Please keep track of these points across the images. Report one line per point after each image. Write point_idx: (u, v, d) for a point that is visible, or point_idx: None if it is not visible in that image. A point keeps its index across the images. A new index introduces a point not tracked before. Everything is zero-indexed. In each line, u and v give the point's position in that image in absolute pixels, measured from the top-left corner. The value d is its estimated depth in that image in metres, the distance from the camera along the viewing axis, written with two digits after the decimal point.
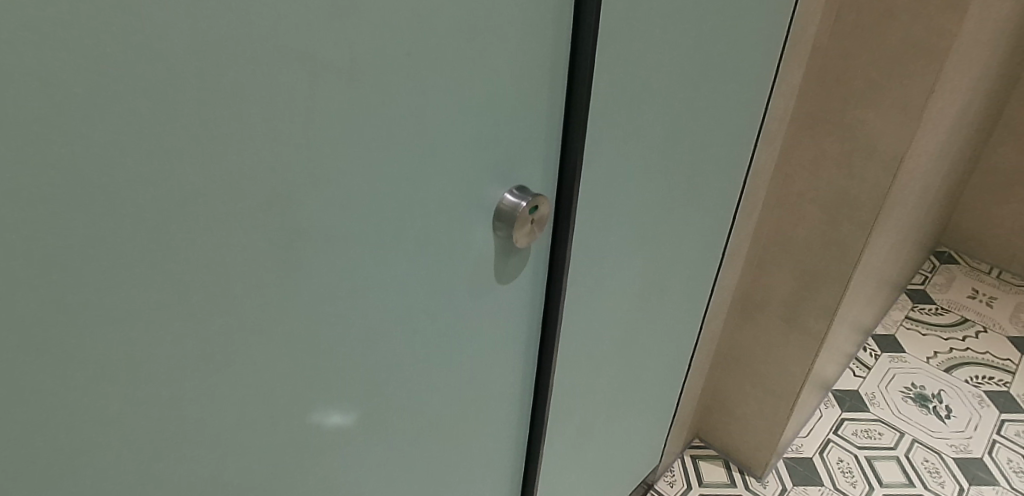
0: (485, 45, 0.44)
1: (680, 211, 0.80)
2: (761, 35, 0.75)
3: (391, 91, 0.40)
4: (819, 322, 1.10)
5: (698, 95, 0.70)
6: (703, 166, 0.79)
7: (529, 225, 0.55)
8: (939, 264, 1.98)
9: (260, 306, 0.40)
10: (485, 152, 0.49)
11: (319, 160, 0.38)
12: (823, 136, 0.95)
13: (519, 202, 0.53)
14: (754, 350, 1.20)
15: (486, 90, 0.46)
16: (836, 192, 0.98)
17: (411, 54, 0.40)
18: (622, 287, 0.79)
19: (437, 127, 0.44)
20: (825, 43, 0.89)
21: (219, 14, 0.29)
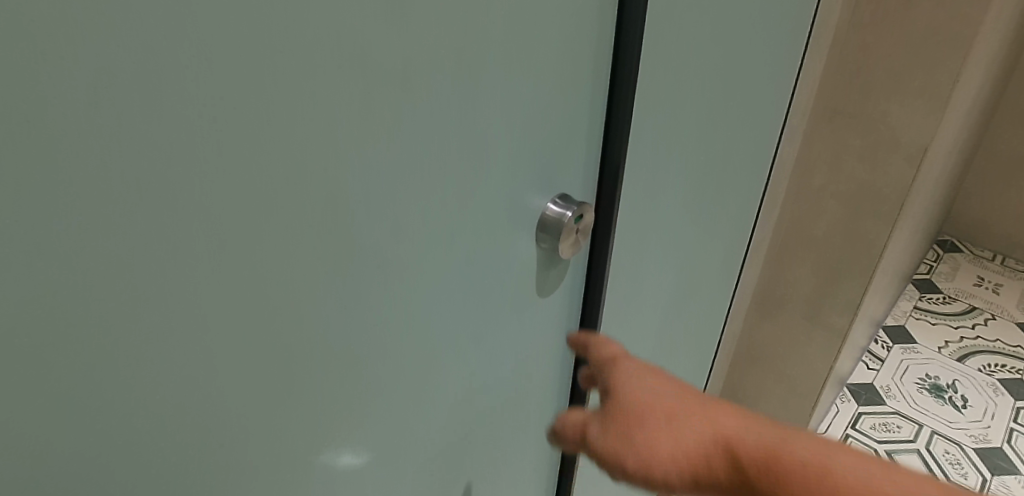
0: (534, 41, 0.41)
1: (708, 211, 0.78)
2: (787, 29, 0.73)
3: (443, 93, 0.37)
4: (842, 318, 1.08)
5: (728, 95, 0.68)
6: (731, 165, 0.77)
7: (574, 235, 0.53)
8: (942, 253, 1.98)
9: (315, 340, 0.37)
10: (531, 159, 0.47)
11: (374, 174, 0.35)
12: (844, 129, 0.93)
13: (564, 212, 0.51)
14: (775, 348, 1.18)
15: (534, 90, 0.43)
16: (858, 186, 0.96)
17: (462, 51, 0.37)
18: (652, 291, 0.77)
19: (487, 132, 0.42)
20: (844, 33, 0.87)
21: (274, 8, 0.26)
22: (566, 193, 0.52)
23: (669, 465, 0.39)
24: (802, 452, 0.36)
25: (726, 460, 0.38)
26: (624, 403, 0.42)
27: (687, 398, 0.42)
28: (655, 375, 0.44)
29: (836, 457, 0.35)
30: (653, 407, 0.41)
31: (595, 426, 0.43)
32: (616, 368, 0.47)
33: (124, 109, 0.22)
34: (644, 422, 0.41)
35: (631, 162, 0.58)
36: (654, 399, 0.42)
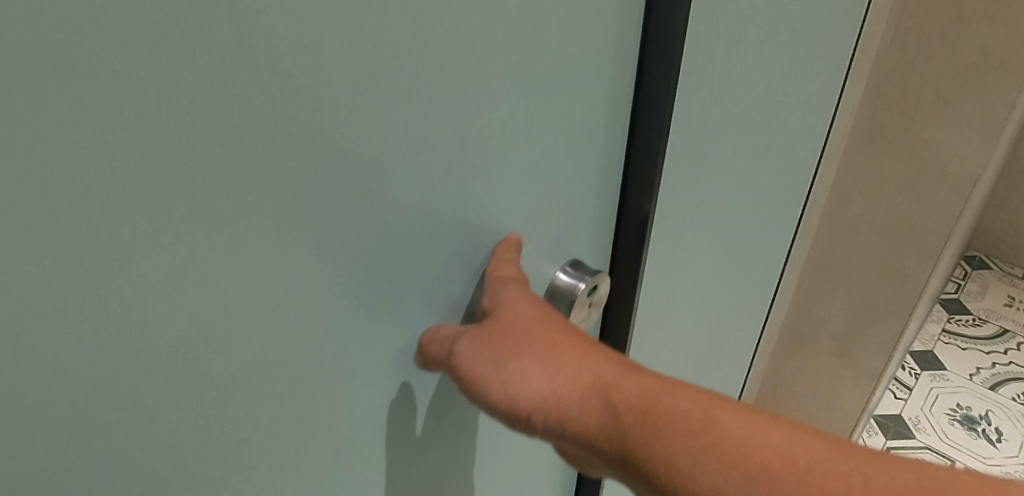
0: (557, 100, 0.34)
1: (729, 249, 0.71)
2: (817, 59, 0.66)
3: (453, 176, 0.30)
4: (877, 359, 1.01)
5: (749, 130, 0.61)
6: (753, 203, 0.71)
7: (586, 310, 0.44)
8: (970, 270, 1.89)
9: (294, 483, 0.30)
10: (550, 228, 0.40)
11: (372, 282, 0.29)
12: (885, 157, 0.85)
13: (576, 283, 0.42)
14: (802, 387, 1.11)
15: (555, 156, 0.37)
16: (898, 220, 0.88)
17: (477, 124, 0.30)
18: (669, 339, 0.70)
19: (503, 209, 0.35)
20: (885, 52, 0.78)
21: (201, 108, 0.18)
22: (578, 258, 0.44)
23: (537, 407, 0.33)
24: (688, 405, 0.31)
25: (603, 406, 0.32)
26: (508, 321, 0.34)
27: (568, 336, 0.35)
28: (538, 302, 0.36)
29: (729, 413, 0.30)
30: (530, 345, 0.34)
31: (467, 339, 0.34)
32: (498, 285, 0.35)
33: (31, 277, 0.17)
34: (518, 358, 0.34)
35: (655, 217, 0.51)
36: (533, 332, 0.34)
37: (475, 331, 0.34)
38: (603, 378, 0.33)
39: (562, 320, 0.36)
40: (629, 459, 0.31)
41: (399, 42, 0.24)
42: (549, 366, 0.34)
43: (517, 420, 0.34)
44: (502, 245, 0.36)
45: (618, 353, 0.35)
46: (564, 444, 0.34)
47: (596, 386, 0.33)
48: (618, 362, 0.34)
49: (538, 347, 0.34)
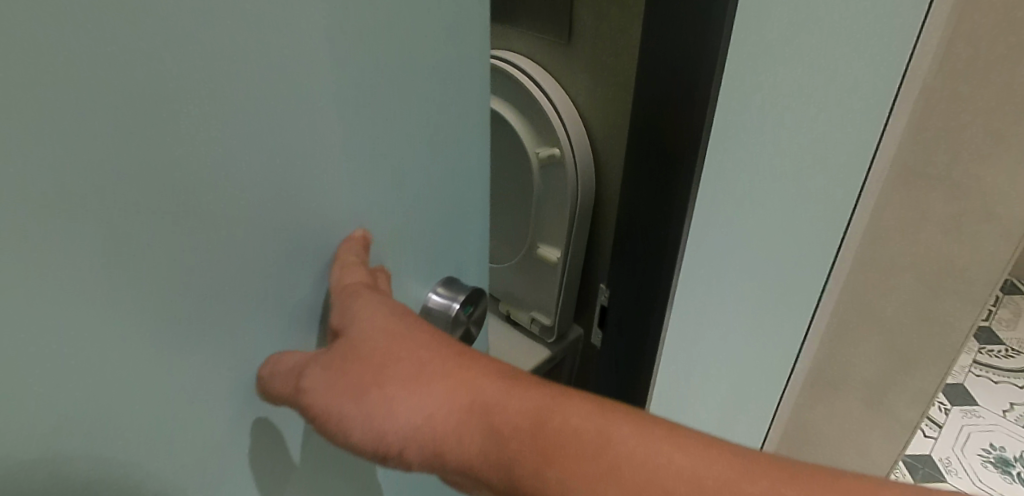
0: (450, 108, 0.33)
1: (752, 286, 0.65)
2: (866, 77, 0.59)
3: (330, 189, 0.29)
4: (911, 409, 0.93)
5: (779, 150, 0.55)
6: (786, 232, 0.64)
7: (466, 333, 0.39)
8: (1002, 296, 1.79)
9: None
10: (453, 238, 0.39)
11: (242, 302, 0.28)
12: (926, 194, 0.78)
13: (450, 302, 0.38)
14: (828, 433, 1.03)
15: (454, 168, 0.36)
16: (938, 262, 0.81)
17: (351, 133, 0.29)
18: (673, 379, 0.65)
19: (385, 217, 0.33)
20: (935, 82, 0.71)
21: None
22: (455, 275, 0.40)
23: (406, 437, 0.29)
24: (576, 421, 0.29)
25: (481, 430, 0.29)
26: (364, 341, 0.30)
27: (442, 352, 0.31)
28: (397, 313, 0.31)
29: (615, 423, 0.29)
30: (393, 368, 0.30)
31: (316, 369, 0.30)
32: (346, 300, 0.30)
33: None
34: (380, 387, 0.29)
35: (680, 242, 0.51)
36: (393, 352, 0.30)
37: (326, 358, 0.30)
38: (482, 401, 0.29)
39: (429, 330, 0.31)
40: (520, 490, 0.29)
41: (239, 48, 0.23)
42: (418, 392, 0.29)
43: (387, 456, 0.30)
44: (343, 246, 0.31)
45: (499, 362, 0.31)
46: (444, 474, 0.31)
47: (473, 410, 0.29)
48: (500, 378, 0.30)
49: (405, 369, 0.30)
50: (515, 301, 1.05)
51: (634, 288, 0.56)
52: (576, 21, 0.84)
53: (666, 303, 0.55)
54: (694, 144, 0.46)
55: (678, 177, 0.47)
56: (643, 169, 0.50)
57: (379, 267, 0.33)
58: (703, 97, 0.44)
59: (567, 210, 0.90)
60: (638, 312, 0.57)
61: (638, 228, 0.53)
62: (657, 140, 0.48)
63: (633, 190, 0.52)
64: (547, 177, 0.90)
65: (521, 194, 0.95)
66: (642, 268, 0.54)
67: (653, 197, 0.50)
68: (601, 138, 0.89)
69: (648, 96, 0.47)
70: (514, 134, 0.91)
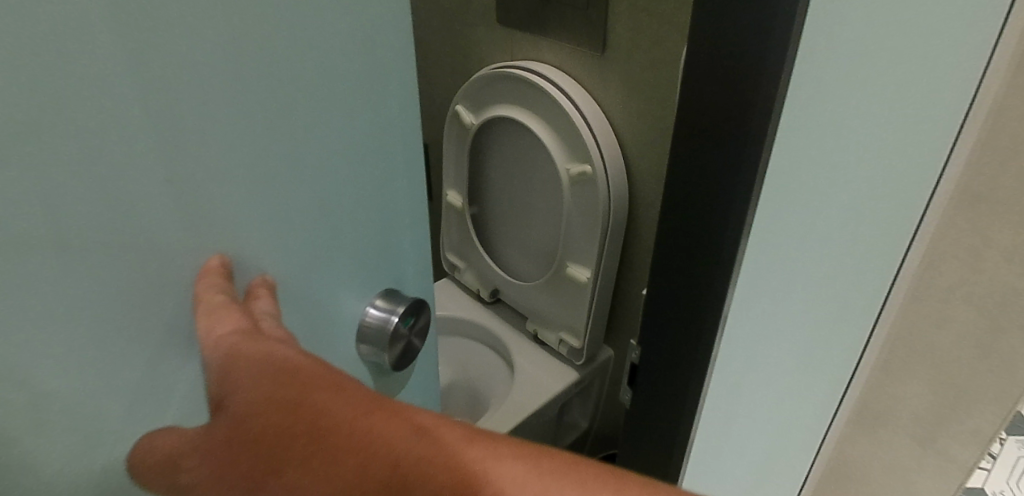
0: (388, 125, 0.32)
1: (796, 321, 0.60)
2: (940, 88, 0.54)
3: (266, 211, 0.28)
4: (968, 451, 0.85)
5: (836, 172, 0.50)
6: (839, 257, 0.58)
7: (404, 342, 0.38)
8: None
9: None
10: (403, 248, 0.37)
11: (175, 337, 0.26)
12: (994, 221, 0.71)
13: (389, 316, 0.37)
14: (872, 470, 0.96)
15: (390, 185, 0.34)
16: (1004, 295, 0.74)
17: (285, 150, 0.27)
18: (712, 422, 0.60)
19: (335, 233, 0.32)
20: (1007, 99, 0.65)
21: None
22: (393, 287, 0.38)
23: None
24: None
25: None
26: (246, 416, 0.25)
27: (346, 414, 0.24)
28: (284, 363, 0.26)
29: None
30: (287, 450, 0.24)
31: (193, 461, 0.25)
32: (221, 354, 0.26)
33: None
34: (278, 475, 0.24)
35: (729, 280, 0.46)
36: (280, 425, 0.24)
37: (205, 444, 0.25)
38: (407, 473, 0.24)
39: (331, 380, 0.26)
40: None
41: (170, 63, 0.21)
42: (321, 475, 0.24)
43: None
44: (201, 283, 0.26)
45: (420, 413, 0.25)
46: None
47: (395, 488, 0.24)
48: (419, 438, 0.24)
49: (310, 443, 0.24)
50: (541, 321, 1.01)
51: (670, 330, 0.51)
52: (614, 31, 0.79)
53: (714, 343, 0.50)
54: (749, 173, 0.41)
55: (726, 210, 0.43)
56: (685, 202, 0.45)
57: (259, 279, 0.29)
58: (760, 104, 0.39)
59: (599, 229, 0.86)
60: (677, 357, 0.52)
61: (678, 266, 0.48)
62: (701, 169, 0.43)
63: (672, 226, 0.47)
64: (578, 194, 0.86)
65: (553, 211, 0.91)
66: (683, 309, 0.49)
67: (697, 232, 0.45)
68: (636, 154, 0.85)
69: (693, 120, 0.42)
70: (545, 148, 0.88)
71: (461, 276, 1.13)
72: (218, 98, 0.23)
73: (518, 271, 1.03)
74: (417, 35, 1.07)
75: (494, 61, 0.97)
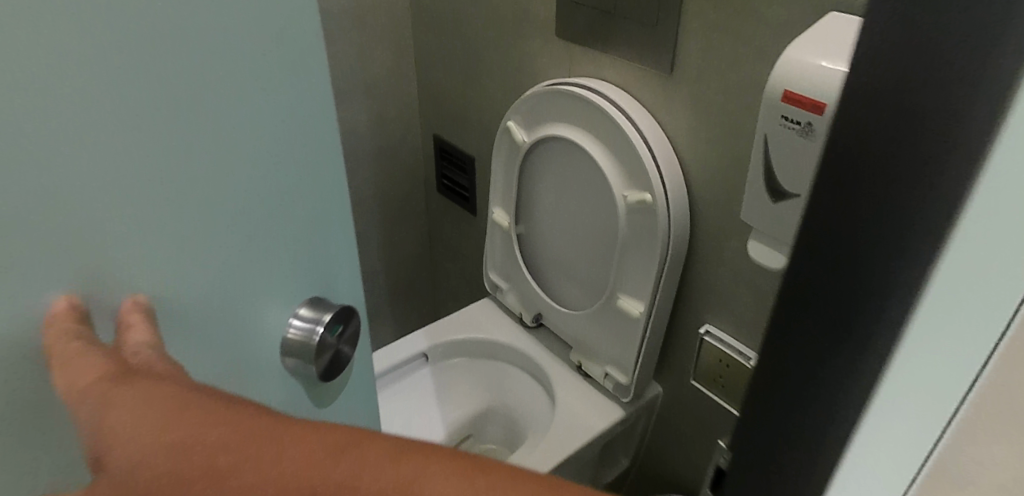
0: (303, 133, 0.34)
1: None
2: None
3: (192, 215, 0.30)
4: None
5: None
6: None
7: (332, 351, 0.40)
8: None
9: None
10: (331, 255, 0.39)
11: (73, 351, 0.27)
12: None
13: (315, 326, 0.38)
14: None
15: (311, 195, 0.36)
16: None
17: (218, 156, 0.30)
18: None
19: (261, 245, 0.34)
20: None
21: None
22: (320, 294, 0.39)
23: None
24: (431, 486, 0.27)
25: None
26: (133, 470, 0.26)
27: (240, 448, 0.27)
28: (154, 407, 0.27)
29: (463, 471, 0.28)
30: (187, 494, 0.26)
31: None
32: (83, 399, 0.26)
33: None
34: None
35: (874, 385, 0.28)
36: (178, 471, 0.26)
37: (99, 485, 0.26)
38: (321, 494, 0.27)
39: (221, 419, 0.27)
40: None
41: (121, 62, 0.24)
42: None
43: None
44: (49, 330, 0.25)
45: (321, 438, 0.28)
46: None
47: None
48: (326, 459, 0.27)
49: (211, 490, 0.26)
50: (587, 352, 0.95)
51: (759, 450, 0.34)
52: (685, 52, 0.73)
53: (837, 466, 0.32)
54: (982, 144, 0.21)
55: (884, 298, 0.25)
56: (811, 289, 0.27)
57: (131, 301, 0.28)
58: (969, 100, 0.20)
59: (656, 262, 0.80)
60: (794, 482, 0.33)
61: (796, 369, 0.30)
62: (860, 234, 0.24)
63: (791, 310, 0.28)
64: (634, 222, 0.81)
65: (608, 239, 0.86)
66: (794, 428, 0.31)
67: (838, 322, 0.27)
68: (701, 183, 0.78)
69: (866, 118, 0.23)
70: (602, 172, 0.83)
71: (504, 297, 1.08)
72: (145, 95, 0.26)
73: (566, 298, 0.98)
74: (470, 46, 1.03)
75: (548, 77, 0.92)
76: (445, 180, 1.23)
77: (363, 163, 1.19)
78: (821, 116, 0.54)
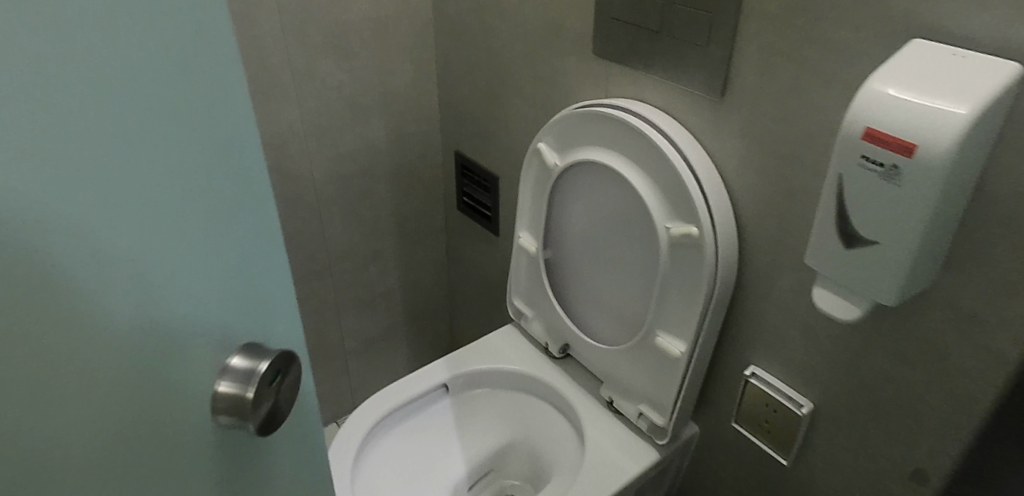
0: (227, 167, 0.33)
1: None
2: None
3: (110, 260, 0.28)
4: None
5: None
6: None
7: (268, 400, 0.36)
8: None
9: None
10: (267, 300, 0.38)
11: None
12: None
13: (244, 376, 0.36)
14: None
15: (239, 234, 0.35)
16: None
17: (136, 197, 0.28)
18: None
19: (186, 300, 0.32)
20: None
21: None
22: (255, 340, 0.38)
23: None
24: None
25: None
26: None
27: None
28: None
29: None
30: None
31: None
32: None
33: None
34: None
35: None
36: None
37: None
38: None
39: None
40: None
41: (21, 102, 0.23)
42: None
43: None
44: None
45: None
46: None
47: None
48: None
49: None
50: (619, 388, 0.90)
51: None
52: (739, 77, 0.68)
53: None
54: None
55: None
56: None
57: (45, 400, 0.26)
58: None
59: (701, 301, 0.74)
60: None
61: None
62: None
63: None
64: (677, 256, 0.75)
65: (648, 272, 0.80)
66: None
67: None
68: (751, 217, 0.72)
69: None
70: (643, 201, 0.77)
71: (528, 325, 1.03)
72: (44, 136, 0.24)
73: (597, 330, 0.92)
74: (497, 61, 0.97)
75: (582, 98, 0.87)
76: (465, 197, 1.18)
77: (381, 180, 1.14)
78: (910, 159, 0.48)
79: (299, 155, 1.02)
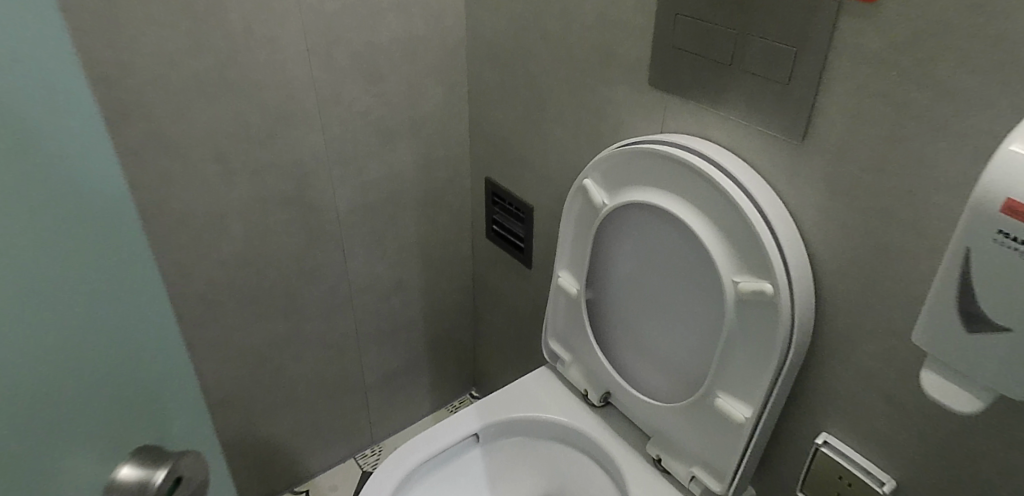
0: (106, 229, 0.35)
1: None
2: None
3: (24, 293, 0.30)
4: None
5: None
6: None
7: None
8: None
9: None
10: (149, 374, 0.41)
11: None
12: None
13: (146, 481, 0.37)
14: None
15: (122, 300, 0.37)
16: None
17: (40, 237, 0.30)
18: None
19: (77, 371, 0.34)
20: None
21: None
22: (146, 443, 0.40)
23: None
24: None
25: None
26: None
27: None
28: None
29: None
30: None
31: None
32: None
33: None
34: None
35: None
36: None
37: None
38: None
39: None
40: None
41: None
42: None
43: None
44: None
45: None
46: None
47: None
48: None
49: None
50: (669, 447, 0.82)
51: None
52: (823, 119, 0.60)
53: None
54: None
55: None
56: None
57: None
58: None
59: (772, 366, 0.66)
60: None
61: None
62: None
63: None
64: (745, 315, 0.67)
65: (710, 327, 0.73)
66: None
67: None
68: (832, 272, 0.65)
69: None
70: (706, 252, 0.69)
71: (566, 370, 0.95)
72: None
73: (646, 381, 0.85)
74: (536, 87, 0.90)
75: (634, 133, 0.79)
76: (494, 225, 1.10)
77: (407, 208, 1.07)
78: None
79: (322, 184, 0.95)
